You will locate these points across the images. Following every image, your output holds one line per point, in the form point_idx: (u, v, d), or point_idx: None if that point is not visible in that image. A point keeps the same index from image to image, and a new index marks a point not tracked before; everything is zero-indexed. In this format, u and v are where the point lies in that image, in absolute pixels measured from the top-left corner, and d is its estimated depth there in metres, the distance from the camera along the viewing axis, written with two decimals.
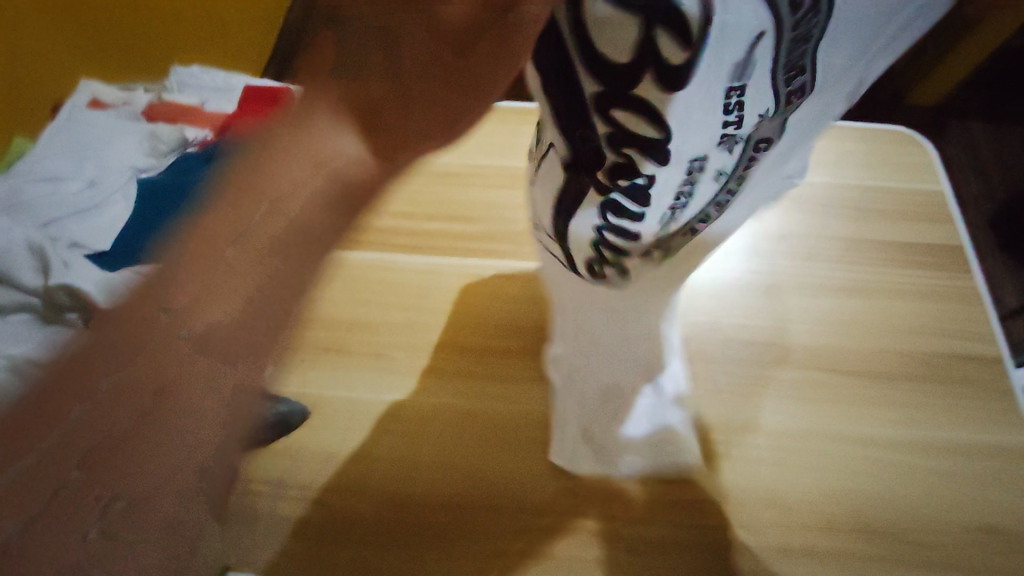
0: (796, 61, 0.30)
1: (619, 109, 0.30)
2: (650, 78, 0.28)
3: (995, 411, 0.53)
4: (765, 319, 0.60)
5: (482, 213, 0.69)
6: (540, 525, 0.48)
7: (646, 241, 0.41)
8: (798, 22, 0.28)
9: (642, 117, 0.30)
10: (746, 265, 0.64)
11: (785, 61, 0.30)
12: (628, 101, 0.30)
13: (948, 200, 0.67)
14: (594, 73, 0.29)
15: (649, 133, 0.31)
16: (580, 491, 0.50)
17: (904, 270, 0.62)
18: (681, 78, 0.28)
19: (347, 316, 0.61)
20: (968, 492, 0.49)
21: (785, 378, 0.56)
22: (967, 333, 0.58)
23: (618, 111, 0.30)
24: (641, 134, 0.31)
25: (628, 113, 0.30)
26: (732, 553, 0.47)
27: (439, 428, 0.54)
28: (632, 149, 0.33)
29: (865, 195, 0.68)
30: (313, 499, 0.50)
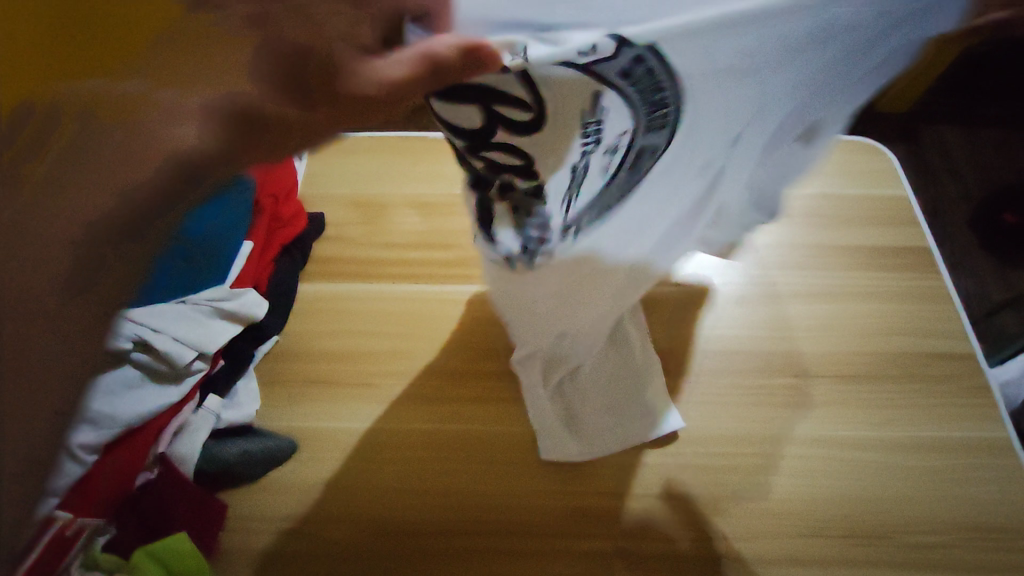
0: (656, 123, 0.37)
1: (484, 150, 0.38)
2: (498, 120, 0.35)
3: (960, 408, 0.56)
4: (742, 328, 0.62)
5: (461, 236, 0.70)
6: (535, 548, 0.51)
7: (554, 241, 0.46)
8: (647, 105, 0.35)
9: (505, 152, 0.38)
10: (727, 276, 0.65)
11: (647, 121, 0.36)
12: (485, 144, 0.37)
13: (912, 204, 0.69)
14: (457, 136, 0.37)
15: (512, 160, 0.38)
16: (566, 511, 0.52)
17: (875, 273, 0.64)
18: (528, 122, 0.35)
19: (333, 348, 0.62)
20: (933, 489, 0.52)
21: (762, 387, 0.58)
22: (937, 334, 0.60)
23: (484, 152, 0.38)
24: (503, 161, 0.38)
25: (495, 153, 0.38)
26: (711, 562, 0.50)
27: (427, 455, 0.56)
28: (505, 171, 0.39)
29: (834, 201, 0.70)
30: (313, 532, 0.52)
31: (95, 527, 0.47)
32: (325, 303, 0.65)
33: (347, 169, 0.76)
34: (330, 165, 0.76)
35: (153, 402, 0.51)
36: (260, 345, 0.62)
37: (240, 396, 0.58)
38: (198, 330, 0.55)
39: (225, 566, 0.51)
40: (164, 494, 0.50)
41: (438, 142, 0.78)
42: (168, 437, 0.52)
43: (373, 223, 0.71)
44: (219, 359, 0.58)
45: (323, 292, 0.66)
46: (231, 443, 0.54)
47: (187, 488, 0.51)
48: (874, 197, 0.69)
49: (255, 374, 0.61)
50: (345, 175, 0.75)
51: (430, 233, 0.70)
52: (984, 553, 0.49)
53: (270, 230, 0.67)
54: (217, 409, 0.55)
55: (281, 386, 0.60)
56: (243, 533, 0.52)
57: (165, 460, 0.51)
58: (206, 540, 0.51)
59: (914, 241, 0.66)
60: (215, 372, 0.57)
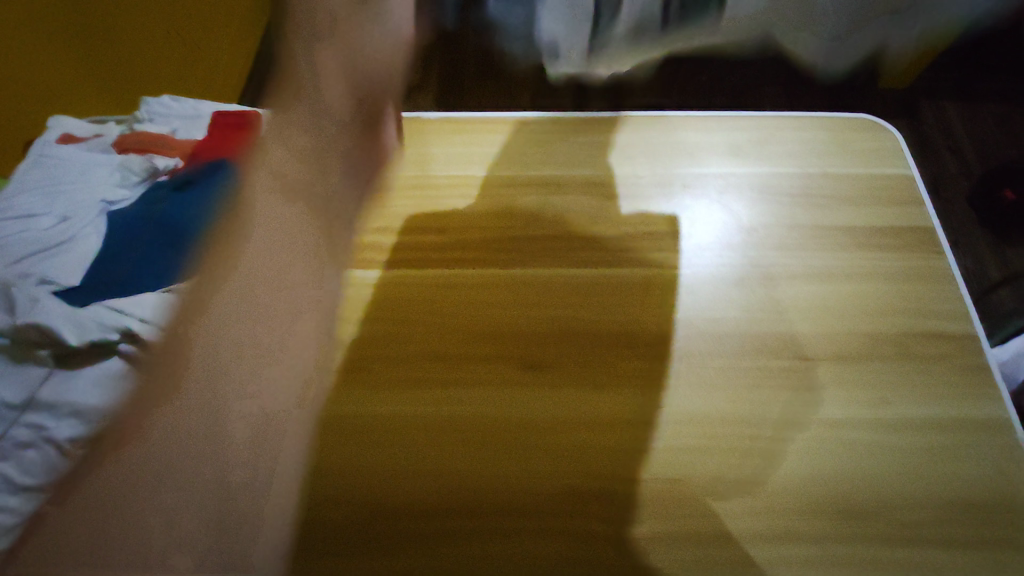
0: None
1: None
2: None
3: (954, 388, 0.56)
4: (740, 310, 0.61)
5: (455, 218, 0.68)
6: (536, 533, 0.51)
7: None
8: None
9: None
10: (725, 255, 0.64)
11: None
12: None
13: (914, 181, 0.68)
14: None
15: None
16: (560, 495, 0.52)
17: (871, 254, 0.63)
18: None
19: (326, 333, 0.62)
20: (923, 466, 0.52)
21: (755, 368, 0.58)
22: (931, 313, 0.59)
23: None
24: None
25: None
26: (699, 540, 0.50)
27: (416, 436, 0.55)
28: None
29: (833, 180, 0.68)
30: (302, 513, 0.51)
31: None
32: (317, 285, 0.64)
33: None
34: None
35: None
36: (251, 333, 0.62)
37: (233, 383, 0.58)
38: None
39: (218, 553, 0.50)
40: None
41: (431, 124, 0.76)
42: None
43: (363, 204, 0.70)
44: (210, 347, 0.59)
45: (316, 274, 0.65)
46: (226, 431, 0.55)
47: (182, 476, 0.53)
48: (874, 175, 0.68)
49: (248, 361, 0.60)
50: None
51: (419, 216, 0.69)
52: (973, 530, 0.50)
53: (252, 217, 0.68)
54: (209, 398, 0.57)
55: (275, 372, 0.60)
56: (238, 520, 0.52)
57: None
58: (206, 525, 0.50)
59: (913, 220, 0.65)
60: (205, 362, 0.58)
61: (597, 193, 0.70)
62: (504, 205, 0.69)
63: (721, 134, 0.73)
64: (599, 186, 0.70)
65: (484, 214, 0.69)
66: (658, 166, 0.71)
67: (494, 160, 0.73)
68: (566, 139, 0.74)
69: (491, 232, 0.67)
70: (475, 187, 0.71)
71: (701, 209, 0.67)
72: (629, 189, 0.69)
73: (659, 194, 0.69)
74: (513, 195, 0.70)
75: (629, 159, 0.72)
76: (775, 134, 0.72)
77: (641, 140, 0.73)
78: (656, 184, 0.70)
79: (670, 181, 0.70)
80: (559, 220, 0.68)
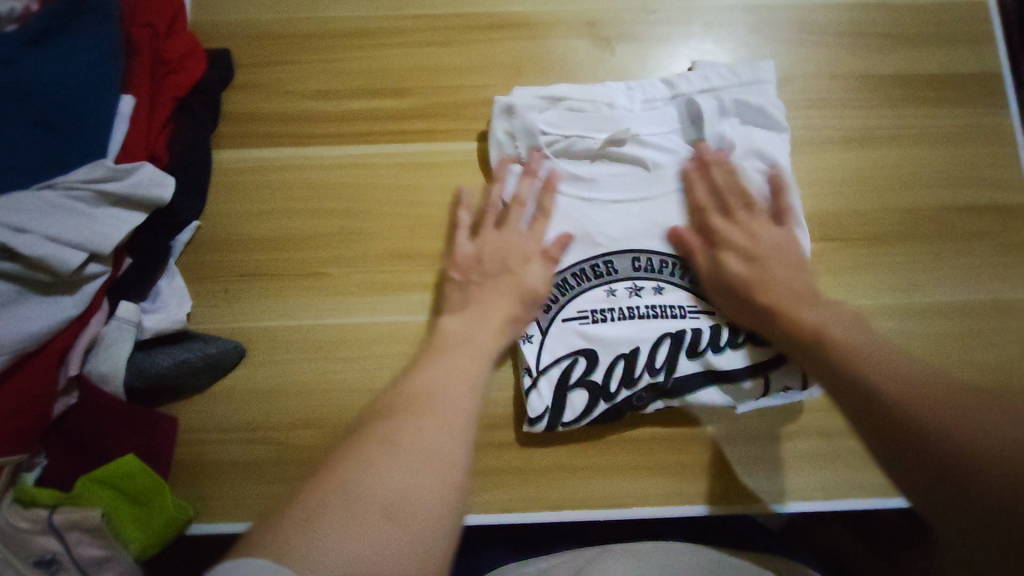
0: None
1: None
2: None
3: (996, 267, 0.50)
4: (804, 102, 0.53)
5: (421, 76, 0.54)
6: (555, 463, 0.47)
7: (536, 331, 0.46)
8: None
9: None
10: (687, 87, 0.51)
11: None
12: None
13: (988, 14, 0.54)
14: None
15: None
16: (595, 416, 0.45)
17: (925, 107, 0.52)
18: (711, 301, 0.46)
19: (266, 232, 0.51)
20: (949, 353, 0.48)
21: (848, 164, 0.52)
22: (981, 183, 0.51)
23: None
24: None
25: None
26: (709, 443, 0.47)
27: (391, 348, 0.48)
28: None
29: (891, 12, 0.54)
30: (272, 440, 0.47)
31: (18, 462, 0.42)
32: (246, 176, 0.52)
33: None
34: None
35: (46, 316, 0.42)
36: (177, 234, 0.50)
37: (164, 296, 0.48)
38: (82, 225, 0.43)
39: (186, 482, 0.46)
40: (96, 415, 0.44)
41: None
42: (79, 355, 0.44)
43: (297, 62, 0.54)
44: (123, 257, 0.47)
45: (242, 160, 0.52)
46: (162, 354, 0.46)
47: (121, 407, 0.45)
48: (939, 5, 0.55)
49: (178, 269, 0.50)
50: None
51: (370, 74, 0.54)
52: None
53: (151, 78, 0.50)
54: (134, 318, 0.46)
55: (214, 281, 0.50)
56: (199, 446, 0.47)
57: (86, 380, 0.45)
58: (163, 457, 0.45)
59: (976, 66, 0.53)
60: (122, 275, 0.47)
61: (595, 37, 0.54)
62: (480, 55, 0.54)
63: None
64: (597, 27, 0.55)
65: (455, 71, 0.54)
66: None
67: None
68: None
69: (466, 95, 0.53)
70: (438, 31, 0.54)
71: (724, 58, 0.54)
72: (633, 30, 0.55)
73: (674, 37, 0.54)
74: (489, 42, 0.54)
75: None
76: None
77: None
78: (670, 22, 0.55)
79: (688, 19, 0.55)
80: (549, 75, 0.54)
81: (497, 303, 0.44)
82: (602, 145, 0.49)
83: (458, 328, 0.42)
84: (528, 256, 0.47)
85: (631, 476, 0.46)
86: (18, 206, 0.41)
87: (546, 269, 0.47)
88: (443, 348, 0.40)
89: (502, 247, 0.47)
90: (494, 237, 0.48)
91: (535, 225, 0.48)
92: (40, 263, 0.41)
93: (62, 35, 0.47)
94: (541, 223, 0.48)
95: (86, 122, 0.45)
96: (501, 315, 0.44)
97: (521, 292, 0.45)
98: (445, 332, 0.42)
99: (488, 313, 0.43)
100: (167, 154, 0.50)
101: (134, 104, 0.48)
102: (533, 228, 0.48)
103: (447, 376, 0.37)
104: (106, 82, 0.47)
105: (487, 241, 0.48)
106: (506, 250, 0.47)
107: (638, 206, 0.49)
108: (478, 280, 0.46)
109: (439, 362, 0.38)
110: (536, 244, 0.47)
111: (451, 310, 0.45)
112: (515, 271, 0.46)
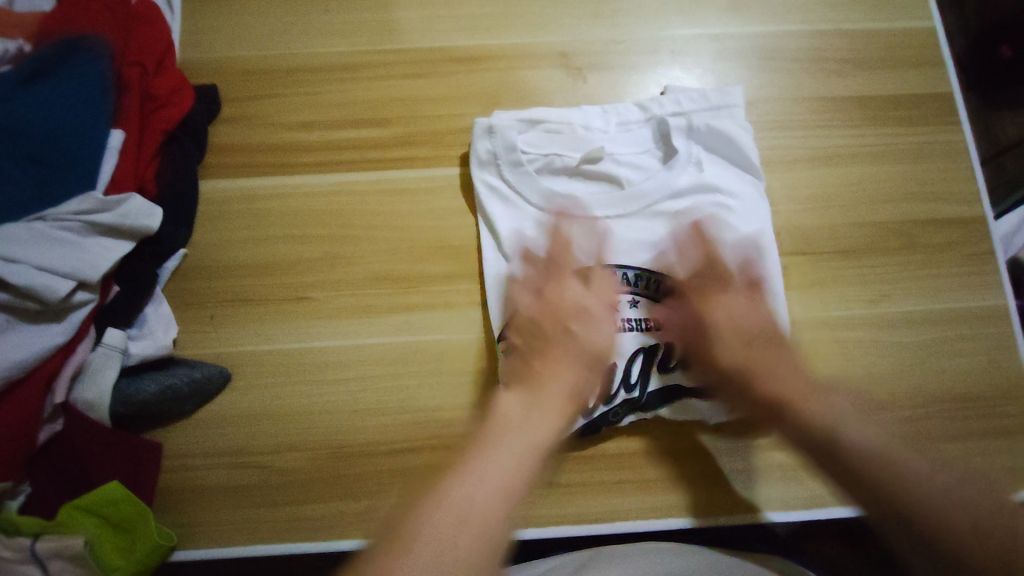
0: None
1: None
2: None
3: (959, 277, 0.51)
4: (769, 124, 0.55)
5: (402, 107, 0.56)
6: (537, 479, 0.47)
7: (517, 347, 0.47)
8: None
9: None
10: (659, 109, 0.53)
11: None
12: None
13: (940, 39, 0.57)
14: None
15: None
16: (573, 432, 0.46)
17: (884, 127, 0.55)
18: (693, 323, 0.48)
19: (253, 259, 0.52)
20: (919, 361, 0.49)
21: (813, 182, 0.54)
22: (941, 197, 0.53)
23: None
24: None
25: None
26: (689, 456, 0.48)
27: (376, 369, 0.49)
28: None
29: (848, 39, 0.57)
30: (257, 464, 0.47)
31: (2, 491, 0.42)
32: (233, 205, 0.53)
33: (237, 22, 0.58)
34: (213, 19, 0.58)
35: (35, 344, 0.43)
36: (165, 262, 0.51)
37: (151, 323, 0.49)
38: (70, 255, 0.44)
39: (171, 509, 0.46)
40: (81, 443, 0.45)
41: None
42: (66, 382, 0.45)
43: (283, 96, 0.56)
44: (112, 285, 0.48)
45: (229, 189, 0.54)
46: (148, 380, 0.47)
47: (106, 434, 0.45)
48: (893, 31, 0.58)
49: (165, 296, 0.51)
50: (235, 32, 0.58)
51: (353, 106, 0.56)
52: (965, 424, 0.48)
53: (141, 114, 0.52)
54: (121, 345, 0.46)
55: (200, 307, 0.51)
56: (185, 472, 0.47)
57: (71, 407, 0.45)
58: (147, 483, 0.46)
59: (931, 87, 0.56)
60: (109, 302, 0.48)
61: (568, 67, 0.57)
62: (459, 86, 0.56)
63: None
64: (569, 58, 0.57)
65: (434, 101, 0.56)
66: (642, 28, 0.58)
67: (438, 30, 0.58)
68: None
69: (446, 124, 0.56)
70: (418, 65, 0.57)
71: (691, 83, 0.57)
72: (604, 60, 0.57)
73: (643, 65, 0.57)
74: (466, 74, 0.57)
75: (603, 21, 0.58)
76: None
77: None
78: (639, 52, 0.58)
79: (656, 49, 0.58)
80: (525, 103, 0.56)
81: (562, 368, 0.43)
82: (578, 164, 0.51)
83: (517, 400, 0.41)
84: (581, 311, 0.46)
85: (613, 491, 0.47)
86: (10, 238, 0.43)
87: (607, 327, 0.46)
88: (501, 425, 0.39)
89: (561, 306, 0.46)
90: (551, 295, 0.47)
91: (589, 280, 0.48)
92: (29, 293, 0.42)
93: (56, 75, 0.49)
94: (597, 278, 0.48)
95: (76, 156, 0.47)
96: (566, 382, 0.43)
97: (586, 356, 0.45)
98: (503, 412, 0.40)
99: (552, 382, 0.42)
100: (156, 185, 0.52)
101: (124, 138, 0.50)
102: (591, 285, 0.48)
103: (513, 454, 0.37)
104: (97, 118, 0.49)
105: (547, 299, 0.47)
106: (568, 311, 0.46)
107: (613, 222, 0.51)
108: (536, 346, 0.45)
109: (503, 440, 0.38)
110: (597, 301, 0.47)
111: (510, 384, 0.43)
112: (575, 333, 0.45)
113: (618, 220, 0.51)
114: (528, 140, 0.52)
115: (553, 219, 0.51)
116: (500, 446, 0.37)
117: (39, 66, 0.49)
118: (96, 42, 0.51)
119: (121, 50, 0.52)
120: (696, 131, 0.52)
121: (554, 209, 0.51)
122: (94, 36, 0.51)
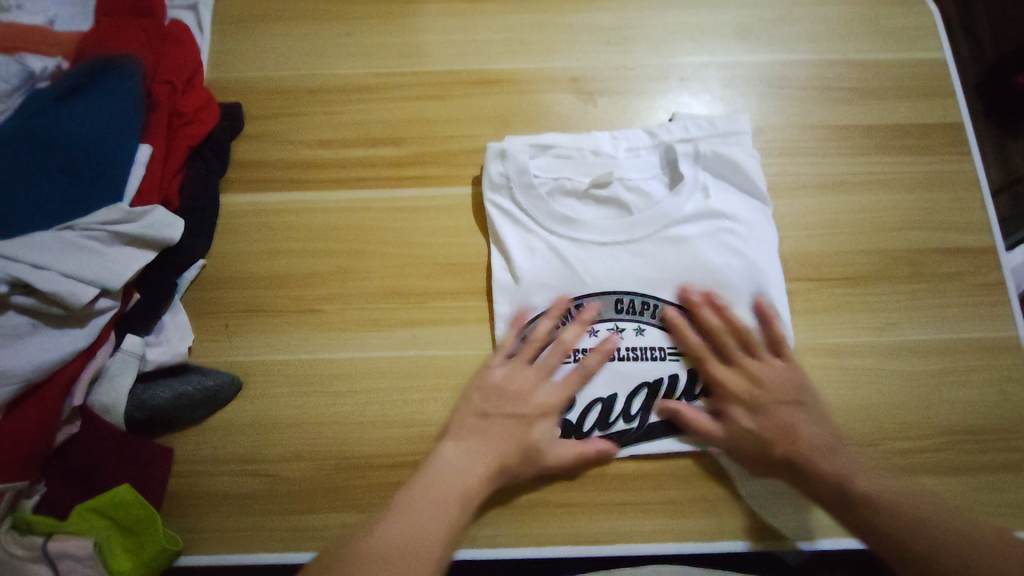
0: None
1: None
2: None
3: (969, 307, 0.51)
4: (777, 151, 0.56)
5: (417, 128, 0.58)
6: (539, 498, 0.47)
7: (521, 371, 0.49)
8: None
9: None
10: (667, 136, 0.54)
11: None
12: None
13: (950, 70, 0.58)
14: None
15: None
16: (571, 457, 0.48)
17: (892, 156, 0.55)
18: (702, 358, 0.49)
19: (268, 270, 0.54)
20: (928, 391, 0.49)
21: (820, 208, 0.54)
22: (951, 227, 0.53)
23: None
24: None
25: None
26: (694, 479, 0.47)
27: (382, 382, 0.50)
28: None
29: (858, 68, 0.58)
30: (263, 472, 0.48)
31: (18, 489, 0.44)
32: (251, 218, 0.55)
33: (263, 44, 0.61)
34: (241, 40, 0.61)
35: (57, 348, 0.44)
36: (183, 272, 0.53)
37: (167, 331, 0.51)
38: (95, 263, 0.46)
39: (177, 513, 0.47)
40: (96, 445, 0.46)
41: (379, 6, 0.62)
42: (85, 385, 0.46)
43: (304, 114, 0.58)
44: (133, 293, 0.50)
45: (249, 203, 0.56)
46: (163, 386, 0.49)
47: (120, 437, 0.46)
48: (902, 62, 0.58)
49: (183, 305, 0.52)
50: (261, 53, 0.61)
51: (370, 125, 0.58)
52: (976, 456, 0.47)
53: (169, 130, 0.54)
54: (138, 351, 0.48)
55: (215, 316, 0.52)
56: (193, 477, 0.48)
57: (88, 409, 0.47)
58: (156, 487, 0.47)
59: (941, 118, 0.56)
60: (130, 309, 0.49)
61: (579, 91, 0.58)
62: (472, 108, 0.58)
63: (725, 13, 0.61)
64: (581, 82, 0.59)
65: (447, 121, 0.58)
66: (652, 55, 0.60)
67: (455, 54, 0.60)
68: (539, 21, 0.61)
69: (458, 144, 0.57)
70: (435, 87, 0.59)
71: (700, 109, 0.58)
72: (615, 85, 0.59)
73: (653, 90, 0.58)
74: (480, 96, 0.58)
75: (614, 48, 0.60)
76: (792, 12, 0.61)
77: (636, 23, 0.61)
78: (650, 78, 0.59)
79: (666, 75, 0.59)
80: (536, 125, 0.58)
81: (502, 448, 0.45)
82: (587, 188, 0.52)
83: (459, 454, 0.45)
84: (547, 412, 0.47)
85: (616, 513, 0.46)
86: (39, 245, 0.45)
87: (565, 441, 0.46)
88: (441, 477, 0.43)
89: (527, 390, 0.47)
90: (524, 378, 0.48)
91: (566, 380, 0.48)
92: (55, 298, 0.44)
93: (91, 92, 0.51)
94: (571, 381, 0.47)
95: (106, 169, 0.49)
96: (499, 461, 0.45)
97: (529, 451, 0.46)
98: (440, 462, 0.44)
99: (485, 453, 0.45)
100: (179, 197, 0.54)
101: (151, 152, 0.52)
102: (564, 382, 0.48)
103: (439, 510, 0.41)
104: (127, 134, 0.51)
105: (521, 373, 0.48)
106: (535, 396, 0.47)
107: (624, 246, 0.51)
108: (492, 410, 0.47)
109: (439, 491, 0.42)
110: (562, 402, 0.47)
111: (456, 433, 0.46)
112: (529, 420, 0.46)
113: (627, 244, 0.51)
114: (540, 165, 0.53)
115: (562, 240, 0.51)
116: (431, 500, 0.42)
117: (76, 84, 0.52)
118: (130, 61, 0.53)
119: (152, 68, 0.55)
120: (703, 157, 0.52)
121: (563, 231, 0.51)
122: (128, 55, 0.54)
